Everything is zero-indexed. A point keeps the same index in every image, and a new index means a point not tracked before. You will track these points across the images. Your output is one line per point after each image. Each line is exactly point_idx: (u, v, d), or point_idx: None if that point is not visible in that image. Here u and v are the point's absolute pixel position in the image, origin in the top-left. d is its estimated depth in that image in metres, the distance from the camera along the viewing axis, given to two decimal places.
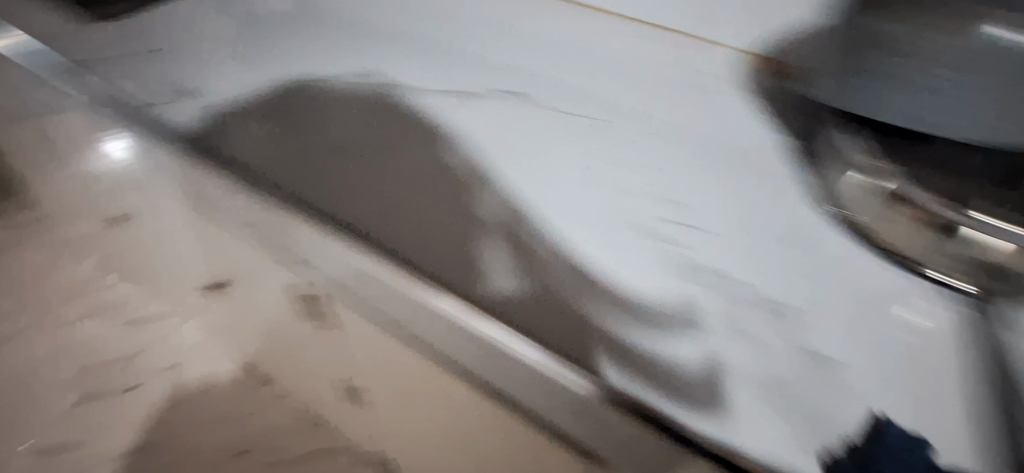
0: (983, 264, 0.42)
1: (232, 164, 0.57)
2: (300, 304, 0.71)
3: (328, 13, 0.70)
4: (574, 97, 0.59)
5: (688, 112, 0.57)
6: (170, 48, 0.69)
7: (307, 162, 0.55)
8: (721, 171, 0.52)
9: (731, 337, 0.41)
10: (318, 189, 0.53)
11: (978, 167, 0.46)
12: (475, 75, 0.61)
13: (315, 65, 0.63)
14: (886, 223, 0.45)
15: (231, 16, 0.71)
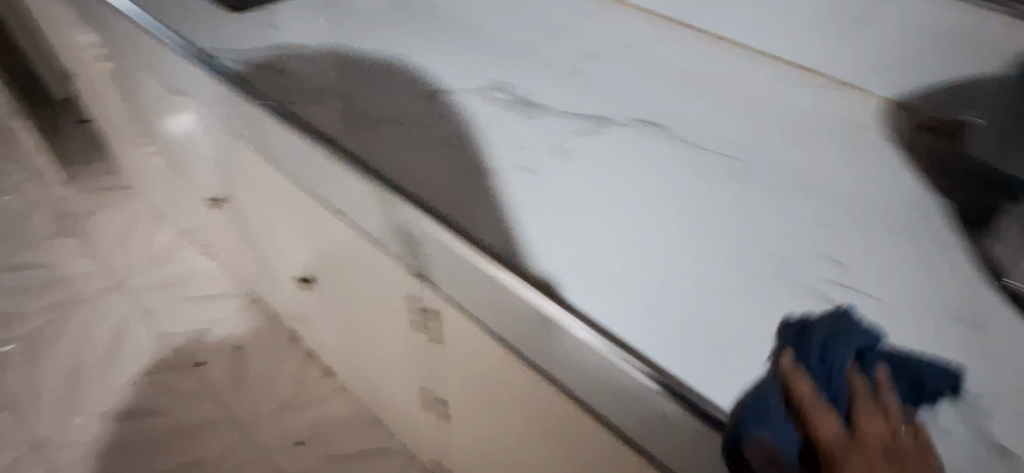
0: None
1: (350, 158, 0.52)
2: (388, 298, 0.68)
3: (460, 23, 0.70)
4: (707, 129, 0.57)
5: (825, 159, 0.54)
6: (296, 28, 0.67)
7: (378, 130, 0.54)
8: (841, 211, 0.49)
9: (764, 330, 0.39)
10: (387, 153, 0.51)
11: None
12: (621, 103, 0.59)
13: (440, 70, 0.61)
14: None
15: (364, 11, 0.71)
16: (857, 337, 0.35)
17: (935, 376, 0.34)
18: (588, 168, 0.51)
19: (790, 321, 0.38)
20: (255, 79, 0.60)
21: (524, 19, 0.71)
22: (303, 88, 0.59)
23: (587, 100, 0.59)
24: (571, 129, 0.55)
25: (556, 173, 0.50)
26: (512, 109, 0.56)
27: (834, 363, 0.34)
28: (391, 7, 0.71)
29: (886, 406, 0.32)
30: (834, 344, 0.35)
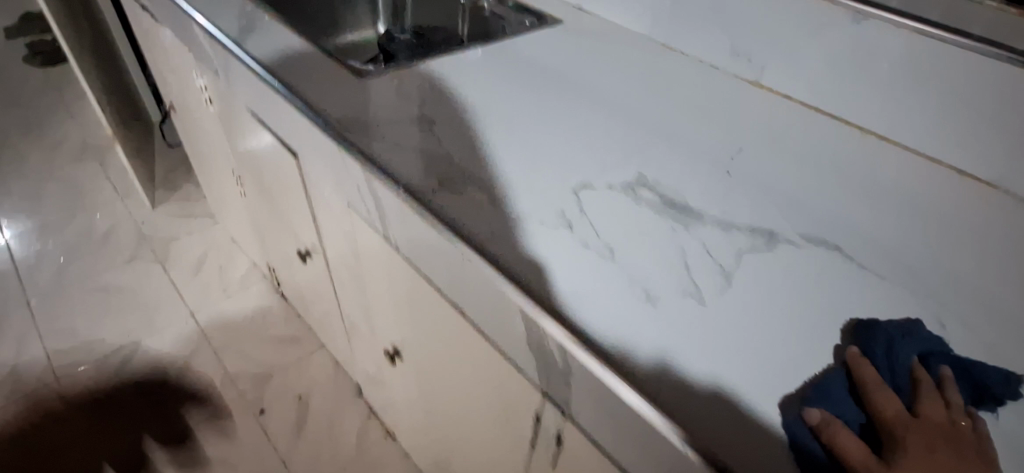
0: None
1: (495, 262, 0.44)
2: (475, 394, 0.63)
3: (588, 107, 0.66)
4: (879, 252, 0.49)
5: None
6: (413, 94, 0.64)
7: (508, 221, 0.48)
8: None
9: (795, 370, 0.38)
10: (520, 252, 0.45)
11: None
12: (785, 215, 0.52)
13: (579, 161, 0.55)
14: None
15: (490, 84, 0.68)
16: (921, 339, 0.40)
17: (999, 382, 0.38)
18: (770, 304, 0.43)
19: (862, 318, 0.42)
20: (373, 152, 0.54)
21: (662, 104, 0.68)
22: (433, 166, 0.52)
23: (745, 208, 0.52)
24: (737, 244, 0.47)
25: (736, 307, 0.42)
26: (666, 216, 0.49)
27: (896, 357, 0.39)
28: (514, 84, 0.68)
29: (941, 399, 0.37)
30: (899, 342, 0.40)
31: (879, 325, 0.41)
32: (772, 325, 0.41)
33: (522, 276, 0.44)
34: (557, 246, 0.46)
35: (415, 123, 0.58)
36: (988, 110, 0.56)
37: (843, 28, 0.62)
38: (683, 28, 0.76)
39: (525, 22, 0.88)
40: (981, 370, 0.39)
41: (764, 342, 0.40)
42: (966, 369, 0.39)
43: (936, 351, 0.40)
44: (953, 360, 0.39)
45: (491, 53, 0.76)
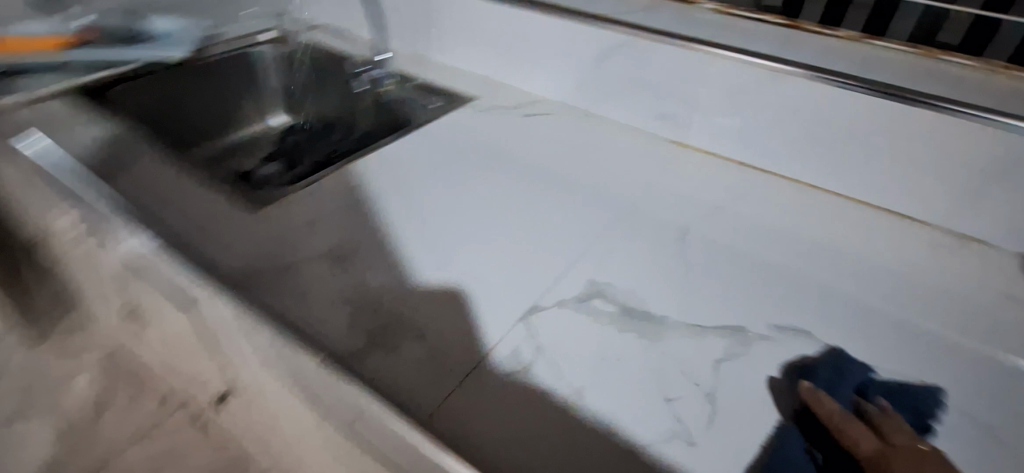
0: None
1: (442, 436, 0.37)
2: None
3: (520, 196, 0.61)
4: (846, 320, 0.48)
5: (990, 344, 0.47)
6: (322, 216, 0.57)
7: (456, 379, 0.41)
8: None
9: (721, 433, 0.38)
10: (474, 420, 0.38)
11: None
12: (751, 299, 0.49)
13: (524, 273, 0.50)
14: None
15: (411, 185, 0.62)
16: (852, 375, 0.42)
17: (925, 403, 0.41)
18: (761, 428, 0.38)
19: (793, 362, 0.43)
20: (284, 309, 0.46)
21: (597, 179, 0.65)
22: (359, 323, 0.45)
23: (707, 300, 0.49)
24: (712, 353, 0.43)
25: (731, 440, 0.38)
26: (630, 335, 0.44)
27: (838, 395, 0.41)
28: (433, 187, 0.62)
29: (898, 424, 0.38)
30: (836, 384, 0.42)
31: (812, 368, 0.43)
32: (677, 384, 0.41)
33: (478, 454, 0.36)
34: (516, 403, 0.40)
35: (335, 261, 0.51)
36: (916, 155, 0.56)
37: (763, 86, 0.61)
38: (603, 93, 0.75)
39: (435, 103, 0.83)
40: (911, 396, 0.41)
41: (683, 417, 0.39)
42: (900, 396, 0.41)
43: (869, 383, 0.42)
44: (886, 390, 0.41)
45: (402, 150, 0.69)
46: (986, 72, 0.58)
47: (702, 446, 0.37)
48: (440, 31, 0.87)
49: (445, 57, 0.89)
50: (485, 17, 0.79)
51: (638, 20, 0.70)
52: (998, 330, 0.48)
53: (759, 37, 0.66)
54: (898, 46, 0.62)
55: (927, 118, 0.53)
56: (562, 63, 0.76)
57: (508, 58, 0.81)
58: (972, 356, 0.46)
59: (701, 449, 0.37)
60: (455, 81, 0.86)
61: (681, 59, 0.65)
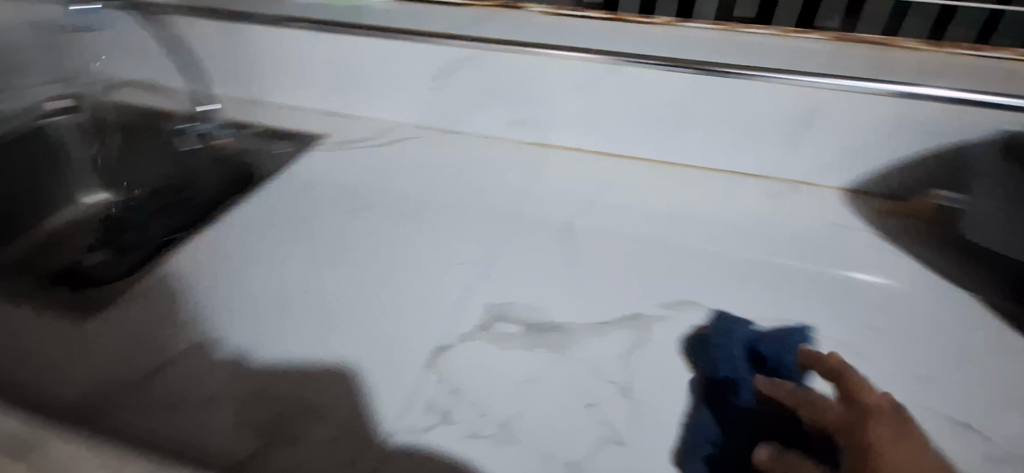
0: None
1: None
2: None
3: (397, 231, 0.59)
4: (722, 282, 0.52)
5: (834, 272, 0.54)
6: (177, 305, 0.50)
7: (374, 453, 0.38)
8: (893, 327, 0.48)
9: (643, 424, 0.39)
10: None
11: None
12: (640, 283, 0.52)
13: (421, 314, 0.48)
14: None
15: (275, 248, 0.57)
16: (739, 334, 0.46)
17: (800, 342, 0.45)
18: (676, 409, 0.40)
19: (689, 336, 0.46)
20: (155, 429, 0.40)
21: (471, 197, 0.64)
22: (251, 422, 0.40)
23: (601, 295, 0.50)
24: (619, 347, 0.45)
25: (655, 429, 0.39)
26: (540, 351, 0.45)
27: (732, 357, 0.44)
28: (299, 245, 0.57)
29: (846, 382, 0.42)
30: (727, 346, 0.45)
31: (705, 338, 0.46)
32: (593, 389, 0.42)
33: None
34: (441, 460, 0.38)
35: (205, 355, 0.45)
36: (743, 119, 0.62)
37: (603, 79, 0.65)
38: (455, 109, 0.74)
39: (281, 149, 0.76)
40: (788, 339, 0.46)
41: (606, 422, 0.40)
42: (780, 342, 0.45)
43: (755, 338, 0.46)
44: (770, 341, 0.45)
45: (255, 210, 0.62)
46: (777, 37, 0.67)
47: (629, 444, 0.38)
48: (266, 71, 0.80)
49: (279, 97, 0.82)
50: (315, 50, 0.75)
51: (472, 32, 0.70)
52: (840, 258, 0.55)
53: (588, 32, 0.70)
54: (706, 24, 0.69)
55: (744, 87, 0.60)
56: (407, 85, 0.74)
57: (349, 89, 0.77)
58: (825, 286, 0.52)
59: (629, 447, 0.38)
60: (298, 122, 0.80)
61: (523, 65, 0.67)
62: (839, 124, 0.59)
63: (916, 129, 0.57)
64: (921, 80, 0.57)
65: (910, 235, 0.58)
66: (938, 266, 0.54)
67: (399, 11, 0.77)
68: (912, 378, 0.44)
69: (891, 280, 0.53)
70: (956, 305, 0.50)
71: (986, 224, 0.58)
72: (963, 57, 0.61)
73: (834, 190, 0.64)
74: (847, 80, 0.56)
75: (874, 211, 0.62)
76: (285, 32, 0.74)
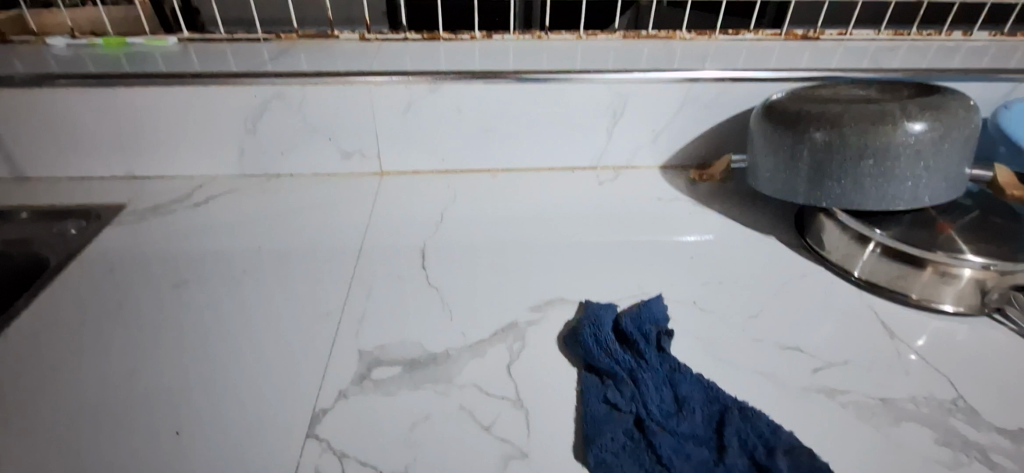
0: (952, 275, 0.49)
1: None
2: None
3: (238, 295, 0.53)
4: (579, 271, 0.55)
5: (668, 239, 0.60)
6: None
7: None
8: (724, 276, 0.55)
9: (536, 429, 0.40)
10: None
11: (911, 223, 0.53)
12: (506, 291, 0.53)
13: (288, 383, 0.44)
14: (880, 272, 0.52)
15: (89, 347, 0.48)
16: (605, 316, 0.47)
17: (660, 308, 0.48)
18: (563, 405, 0.42)
19: (563, 334, 0.48)
20: None
21: (317, 241, 0.60)
22: None
23: (472, 312, 0.50)
24: (500, 362, 0.45)
25: (549, 433, 0.40)
26: (424, 388, 0.43)
27: (604, 339, 0.45)
28: (117, 338, 0.48)
29: (693, 334, 0.48)
30: (598, 330, 0.46)
31: (578, 329, 0.47)
32: (482, 412, 0.42)
33: None
34: None
35: None
36: (564, 118, 0.67)
37: (427, 98, 0.65)
38: (279, 151, 0.69)
39: (72, 229, 0.65)
40: (649, 308, 0.48)
41: (502, 437, 0.40)
42: (642, 314, 0.47)
43: (621, 315, 0.48)
44: (634, 315, 0.47)
45: (47, 308, 0.52)
46: (578, 39, 0.73)
47: (527, 453, 0.39)
48: (29, 140, 0.67)
49: (56, 169, 0.70)
50: (89, 109, 0.64)
51: (279, 67, 0.65)
52: (669, 226, 0.62)
53: (403, 55, 0.69)
54: (516, 35, 0.74)
55: (559, 90, 0.64)
56: (216, 132, 0.67)
57: (146, 147, 0.68)
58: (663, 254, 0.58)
59: (528, 457, 0.39)
60: (86, 194, 0.68)
61: (342, 95, 0.64)
62: (644, 111, 0.66)
63: (703, 106, 0.66)
64: (698, 64, 0.66)
65: (717, 196, 0.68)
66: (744, 218, 0.63)
67: (188, 53, 0.69)
68: (751, 316, 0.50)
69: (713, 237, 0.60)
70: (763, 247, 0.59)
71: (766, 175, 0.58)
72: (723, 41, 0.73)
73: (651, 168, 0.72)
74: (640, 72, 0.63)
75: (686, 180, 0.70)
76: (46, 92, 0.63)
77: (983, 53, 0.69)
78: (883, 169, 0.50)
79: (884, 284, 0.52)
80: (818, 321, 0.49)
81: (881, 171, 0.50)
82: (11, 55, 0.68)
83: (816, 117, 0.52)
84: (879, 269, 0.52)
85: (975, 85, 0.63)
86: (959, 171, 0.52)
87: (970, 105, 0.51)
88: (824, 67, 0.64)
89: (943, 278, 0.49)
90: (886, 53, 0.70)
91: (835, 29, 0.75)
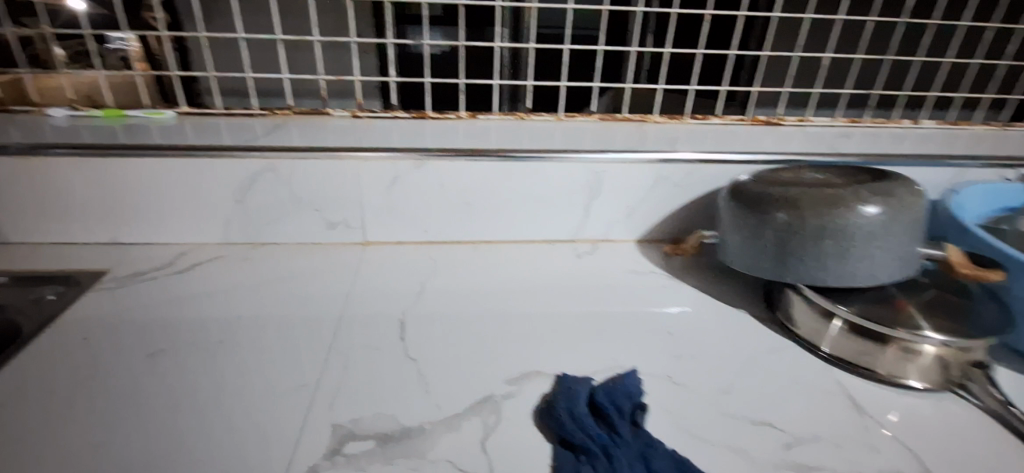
0: (915, 353, 0.50)
1: None
2: None
3: (212, 365, 0.53)
4: (556, 343, 0.56)
5: (645, 312, 0.62)
6: None
7: None
8: (699, 349, 0.56)
9: None
10: None
11: (873, 300, 0.55)
12: (483, 363, 0.53)
13: (256, 459, 0.43)
14: (847, 348, 0.54)
15: (55, 418, 0.46)
16: (580, 390, 0.48)
17: (634, 382, 0.49)
18: None
19: (540, 408, 0.48)
20: None
21: (298, 311, 0.61)
22: None
23: (449, 384, 0.51)
24: (475, 436, 0.45)
25: None
26: (398, 463, 0.43)
27: (578, 412, 0.45)
28: (85, 408, 0.47)
29: (666, 408, 0.48)
30: (573, 403, 0.46)
31: (554, 403, 0.47)
32: None
33: None
34: None
35: None
36: (545, 195, 0.70)
37: (414, 173, 0.68)
38: (266, 221, 0.71)
39: (48, 294, 0.64)
40: (624, 382, 0.48)
41: None
42: (617, 386, 0.48)
43: (595, 389, 0.48)
44: (609, 388, 0.48)
45: (15, 377, 0.51)
46: (557, 121, 0.78)
47: None
48: (16, 206, 0.68)
49: (40, 234, 0.70)
50: (83, 178, 0.66)
51: (271, 142, 0.68)
52: (646, 300, 0.64)
53: (392, 131, 0.73)
54: (499, 115, 0.78)
55: (539, 168, 0.68)
56: (207, 202, 0.69)
57: (133, 214, 0.69)
58: (639, 327, 0.59)
59: None
60: (66, 260, 0.68)
61: (331, 169, 0.67)
62: (618, 188, 0.70)
63: (675, 185, 0.69)
64: (670, 147, 0.70)
65: (691, 270, 0.70)
66: (717, 293, 0.65)
67: (184, 126, 0.72)
68: (724, 390, 0.51)
69: (688, 311, 0.62)
70: (736, 321, 0.61)
71: (734, 251, 0.60)
72: (692, 125, 0.78)
73: (628, 242, 0.74)
74: (616, 153, 0.67)
75: (661, 254, 0.73)
76: (41, 160, 0.65)
77: (931, 140, 0.75)
78: (843, 248, 0.53)
79: (853, 360, 0.53)
80: (789, 397, 0.50)
81: (842, 250, 0.53)
82: (8, 124, 0.70)
83: (780, 198, 0.56)
84: (846, 345, 0.54)
85: (926, 169, 0.68)
86: (913, 251, 0.55)
87: (918, 191, 0.55)
88: (786, 151, 0.69)
89: (908, 355, 0.51)
90: (843, 138, 0.75)
91: (795, 116, 0.81)
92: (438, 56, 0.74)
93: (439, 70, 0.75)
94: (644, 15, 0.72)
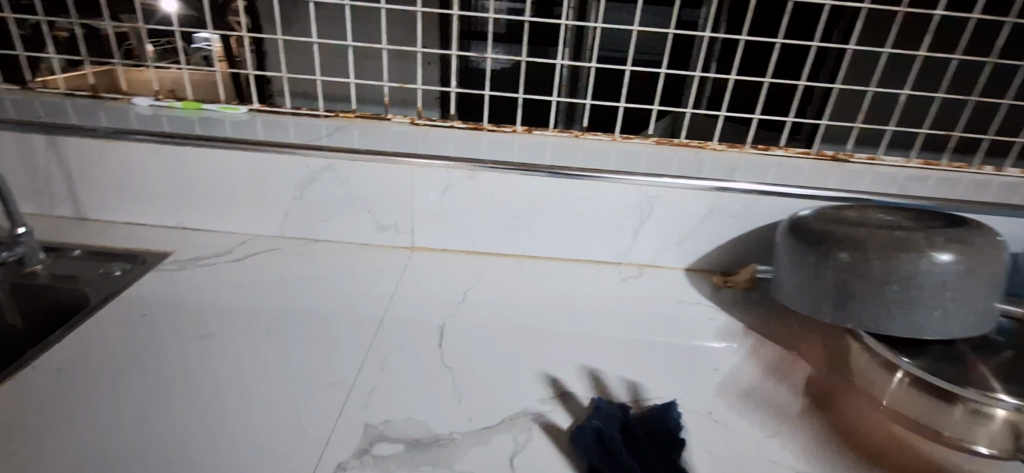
0: (986, 416, 0.46)
1: None
2: None
3: (255, 352, 0.54)
4: (594, 366, 0.55)
5: (689, 343, 0.60)
6: None
7: None
8: (743, 388, 0.53)
9: None
10: None
11: (940, 357, 0.52)
12: (518, 378, 0.53)
13: (288, 450, 0.44)
14: (908, 404, 0.50)
15: (107, 387, 0.49)
16: (613, 416, 0.46)
17: (671, 414, 0.47)
18: None
19: (571, 430, 0.47)
20: None
21: (341, 307, 0.62)
22: None
23: (482, 396, 0.50)
24: (503, 452, 0.45)
25: None
26: (424, 470, 0.43)
27: (609, 438, 0.44)
28: (136, 381, 0.50)
29: (703, 444, 0.46)
30: (606, 429, 0.45)
31: (585, 427, 0.46)
32: None
33: None
34: None
35: None
36: (594, 215, 0.69)
37: (466, 182, 0.68)
38: (320, 218, 0.73)
39: (116, 269, 0.68)
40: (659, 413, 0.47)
41: None
42: (652, 417, 0.46)
43: (629, 418, 0.47)
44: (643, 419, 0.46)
45: (78, 344, 0.54)
46: (613, 141, 0.77)
47: None
48: (98, 186, 0.73)
49: (116, 214, 0.75)
50: (158, 164, 0.70)
51: (332, 142, 0.71)
52: (690, 331, 0.62)
53: (448, 140, 0.74)
54: (555, 132, 0.78)
55: (590, 187, 0.67)
56: (267, 196, 0.72)
57: (199, 201, 0.73)
58: (682, 358, 0.57)
59: None
60: (136, 240, 0.72)
61: (386, 172, 0.68)
62: (670, 214, 0.68)
63: (730, 215, 0.67)
64: (727, 175, 0.68)
65: (741, 304, 0.67)
66: (767, 331, 0.62)
67: (254, 122, 0.76)
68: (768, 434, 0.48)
69: (734, 347, 0.59)
70: (786, 361, 0.58)
71: (789, 288, 0.58)
72: (753, 155, 0.76)
73: (675, 269, 0.72)
74: (671, 178, 0.66)
75: (710, 285, 0.70)
76: (123, 145, 0.69)
77: (1016, 189, 0.70)
78: (909, 296, 0.50)
79: (913, 417, 0.49)
80: (839, 448, 0.47)
81: (909, 299, 0.50)
82: (97, 109, 0.76)
83: (843, 237, 0.53)
84: (907, 400, 0.50)
85: (1007, 219, 0.63)
86: (988, 306, 0.51)
87: (997, 242, 0.51)
88: (852, 189, 0.66)
89: (978, 418, 0.46)
90: (916, 179, 0.71)
91: (865, 153, 0.77)
92: (499, 71, 0.74)
93: (499, 84, 0.76)
94: (710, 42, 0.71)
